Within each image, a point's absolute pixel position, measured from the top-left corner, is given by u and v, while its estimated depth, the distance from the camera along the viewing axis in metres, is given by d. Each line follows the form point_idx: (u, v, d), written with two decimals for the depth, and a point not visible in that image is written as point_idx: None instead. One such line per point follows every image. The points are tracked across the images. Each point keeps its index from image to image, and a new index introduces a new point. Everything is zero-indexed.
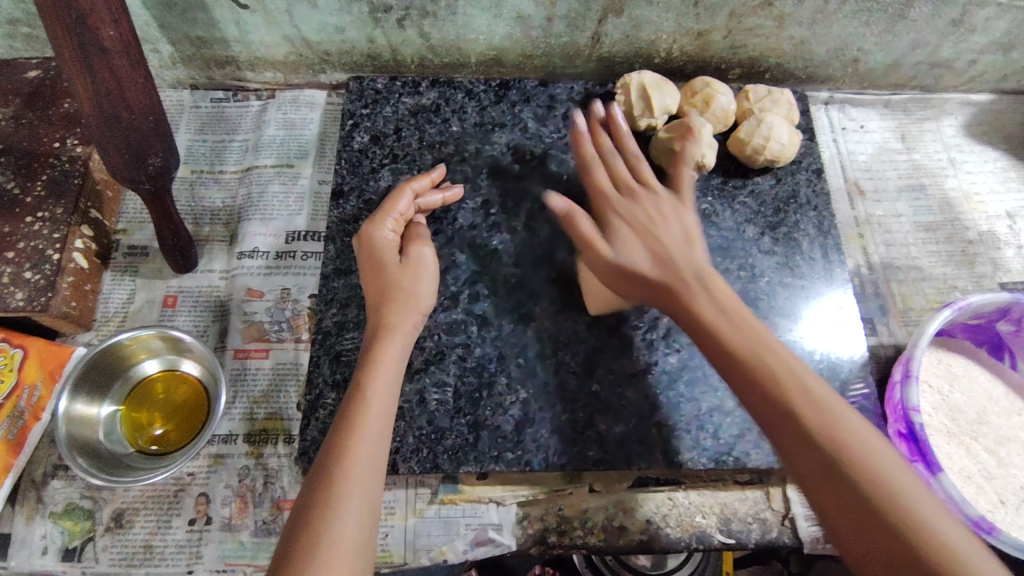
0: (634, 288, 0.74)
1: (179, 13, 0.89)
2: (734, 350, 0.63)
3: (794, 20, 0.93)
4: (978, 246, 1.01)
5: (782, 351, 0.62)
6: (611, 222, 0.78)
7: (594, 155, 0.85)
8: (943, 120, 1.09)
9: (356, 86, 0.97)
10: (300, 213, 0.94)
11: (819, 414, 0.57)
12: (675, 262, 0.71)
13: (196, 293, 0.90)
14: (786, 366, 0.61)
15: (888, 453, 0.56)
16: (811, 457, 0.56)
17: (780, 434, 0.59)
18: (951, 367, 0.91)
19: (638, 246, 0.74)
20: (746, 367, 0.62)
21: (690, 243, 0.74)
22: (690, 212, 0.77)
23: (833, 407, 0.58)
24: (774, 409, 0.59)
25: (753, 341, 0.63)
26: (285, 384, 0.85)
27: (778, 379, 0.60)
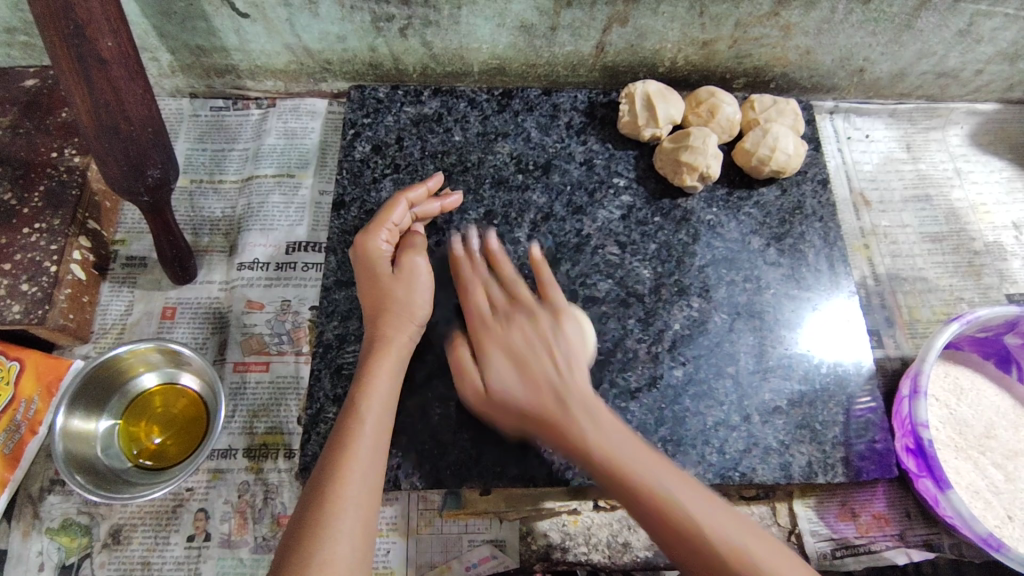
0: (509, 416, 0.75)
1: (179, 22, 0.88)
2: (624, 479, 0.65)
3: (799, 30, 0.92)
4: (984, 257, 1.01)
5: (670, 474, 0.65)
6: (484, 349, 0.77)
7: (471, 272, 0.83)
8: (949, 129, 1.09)
9: (357, 95, 0.96)
10: (301, 223, 0.93)
11: (646, 482, 0.64)
12: (562, 390, 0.72)
13: (195, 304, 0.89)
14: (676, 487, 0.64)
15: (697, 505, 0.63)
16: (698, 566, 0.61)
17: (669, 546, 0.63)
18: (958, 380, 0.90)
19: (500, 361, 0.76)
20: (627, 489, 0.65)
21: (571, 369, 0.74)
22: (554, 330, 0.77)
23: (636, 467, 0.65)
24: (625, 496, 0.65)
25: (649, 468, 0.65)
26: (286, 397, 0.84)
27: (617, 460, 0.66)
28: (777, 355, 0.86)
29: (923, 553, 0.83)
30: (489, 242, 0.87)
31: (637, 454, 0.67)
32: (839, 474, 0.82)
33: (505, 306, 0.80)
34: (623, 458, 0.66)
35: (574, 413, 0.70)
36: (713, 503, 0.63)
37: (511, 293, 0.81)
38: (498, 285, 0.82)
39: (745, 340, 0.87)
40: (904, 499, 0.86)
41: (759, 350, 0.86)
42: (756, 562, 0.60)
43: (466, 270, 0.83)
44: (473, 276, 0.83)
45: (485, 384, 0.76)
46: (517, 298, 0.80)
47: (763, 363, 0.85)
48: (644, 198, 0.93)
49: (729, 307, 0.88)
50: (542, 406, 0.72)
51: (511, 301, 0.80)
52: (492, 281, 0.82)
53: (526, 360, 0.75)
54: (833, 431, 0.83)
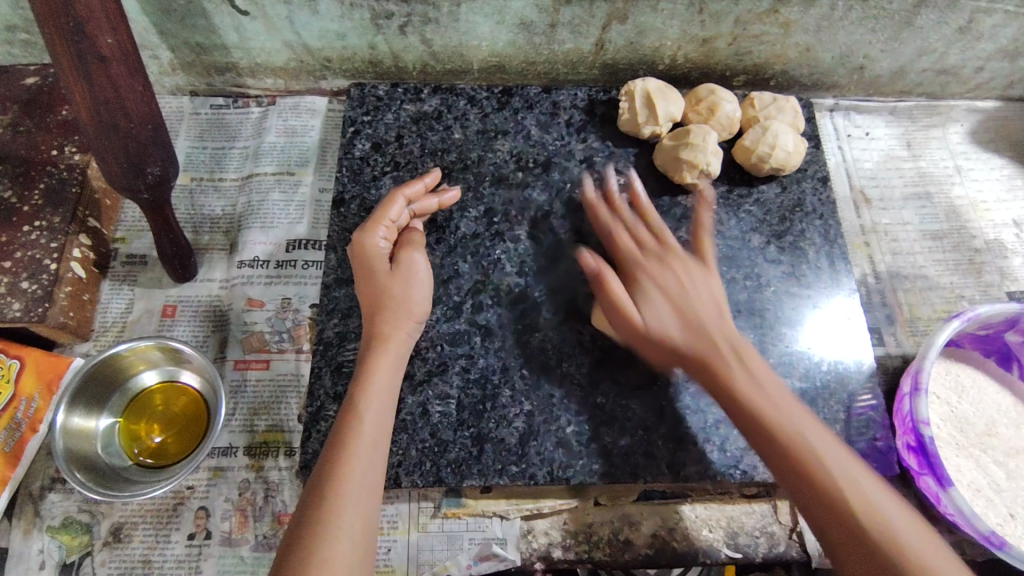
0: (653, 351, 0.76)
1: (179, 19, 0.88)
2: (783, 440, 0.64)
3: (799, 27, 0.92)
4: (984, 254, 1.01)
5: (828, 442, 0.64)
6: (637, 281, 0.80)
7: (624, 220, 0.86)
8: (949, 127, 1.09)
9: (357, 92, 0.96)
10: (301, 221, 0.93)
11: (815, 451, 0.62)
12: (701, 327, 0.74)
13: (196, 302, 0.89)
14: (835, 454, 0.62)
15: (867, 486, 0.60)
16: (857, 545, 0.58)
17: (824, 522, 0.60)
18: (959, 378, 0.90)
19: (658, 303, 0.77)
20: (788, 448, 0.63)
21: (718, 305, 0.77)
22: (712, 276, 0.81)
23: (814, 440, 0.63)
24: (786, 464, 0.63)
25: (807, 432, 0.64)
26: (286, 395, 0.84)
27: (792, 430, 0.64)
28: (778, 352, 0.86)
29: None
30: (629, 185, 0.92)
31: (797, 429, 0.64)
32: None
33: (631, 256, 0.83)
34: (787, 424, 0.65)
35: (738, 374, 0.69)
36: (855, 468, 0.62)
37: (656, 244, 0.83)
38: (649, 231, 0.85)
39: (746, 337, 0.87)
40: (904, 497, 0.86)
41: (759, 348, 0.86)
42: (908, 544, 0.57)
43: (605, 215, 0.88)
44: (605, 215, 0.88)
45: (642, 321, 0.77)
46: (659, 248, 0.83)
47: (764, 361, 0.85)
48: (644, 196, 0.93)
49: (729, 305, 0.88)
50: (705, 364, 0.72)
51: (642, 253, 0.83)
52: (654, 232, 0.84)
53: (688, 305, 0.76)
54: (834, 428, 0.83)
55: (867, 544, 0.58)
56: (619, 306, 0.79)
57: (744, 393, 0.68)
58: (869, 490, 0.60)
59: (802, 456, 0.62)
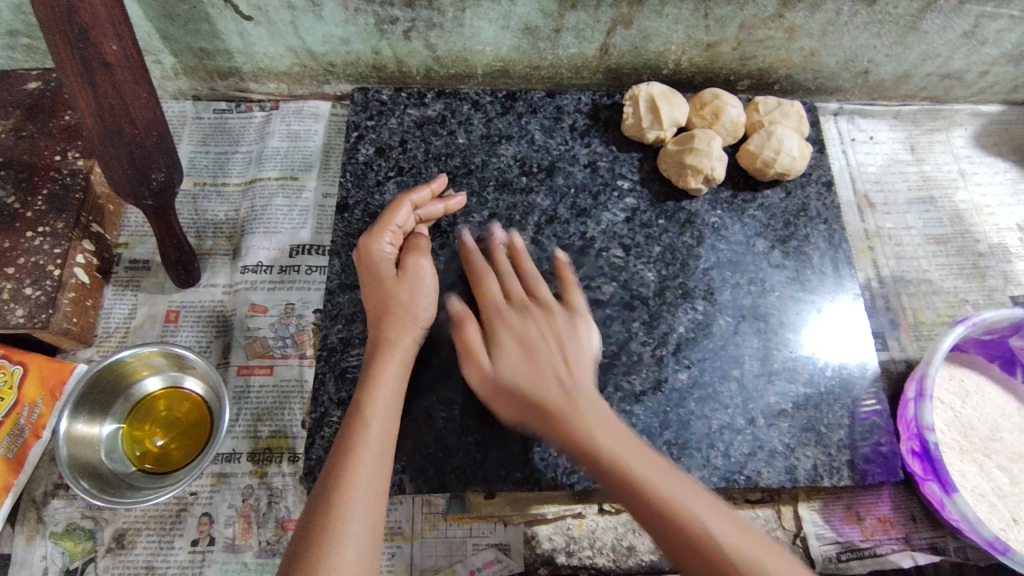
0: (505, 404, 0.75)
1: (183, 24, 0.88)
2: (593, 460, 0.64)
3: (804, 31, 0.92)
4: (988, 259, 1.00)
5: (642, 456, 0.64)
6: (495, 335, 0.77)
7: (483, 266, 0.83)
8: (953, 131, 1.08)
9: (361, 97, 0.96)
10: (304, 226, 0.93)
11: (645, 480, 0.62)
12: (556, 363, 0.73)
13: (199, 307, 0.89)
14: (649, 469, 0.63)
15: (709, 508, 0.60)
16: (671, 549, 0.59)
17: (653, 534, 0.61)
18: (963, 383, 0.90)
19: (513, 351, 0.75)
20: (613, 472, 0.63)
21: (574, 342, 0.76)
22: (584, 334, 0.78)
23: (644, 466, 0.63)
24: (619, 487, 0.62)
25: (618, 445, 0.65)
26: (290, 401, 0.84)
27: (614, 458, 0.64)
28: (782, 358, 0.86)
29: (928, 556, 0.83)
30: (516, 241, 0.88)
31: (628, 448, 0.64)
32: (844, 477, 0.82)
33: (507, 299, 0.80)
34: (614, 453, 0.64)
35: (565, 393, 0.70)
36: (702, 499, 0.61)
37: (525, 293, 0.81)
38: (527, 274, 0.83)
39: (750, 343, 0.86)
40: (909, 502, 0.85)
41: (763, 353, 0.86)
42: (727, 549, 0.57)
43: (479, 260, 0.84)
44: (525, 266, 0.84)
45: (493, 368, 0.75)
46: (538, 293, 0.81)
47: (768, 366, 0.85)
48: (649, 201, 0.93)
49: (734, 310, 0.88)
50: (540, 407, 0.70)
51: (512, 296, 0.80)
52: (523, 288, 0.81)
53: (538, 350, 0.74)
54: (838, 434, 0.83)
55: (682, 544, 0.58)
56: (483, 353, 0.77)
57: (588, 431, 0.66)
58: (684, 498, 0.60)
59: (626, 470, 0.62)
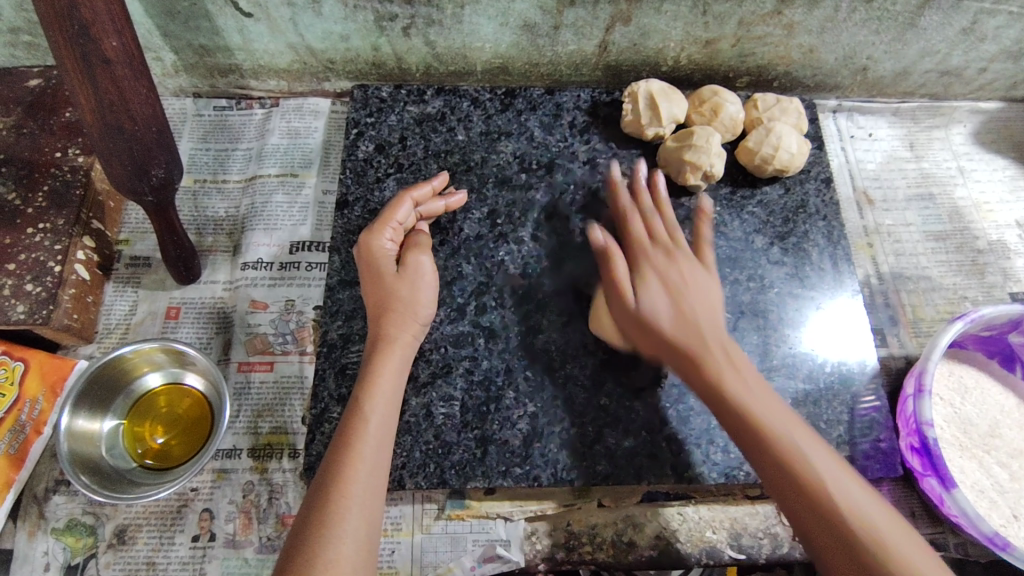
0: (644, 336, 0.76)
1: (183, 21, 0.88)
2: (746, 417, 0.66)
3: (802, 28, 0.92)
4: (987, 255, 1.01)
5: (791, 417, 0.66)
6: (642, 273, 0.79)
7: (630, 207, 0.87)
8: (952, 128, 1.09)
9: (360, 94, 0.96)
10: (304, 223, 0.93)
11: (793, 446, 0.63)
12: (695, 323, 0.73)
13: (199, 304, 0.89)
14: (792, 428, 0.65)
15: (846, 480, 0.62)
16: (810, 514, 0.61)
17: (787, 491, 0.62)
18: (962, 379, 0.90)
19: (656, 291, 0.77)
20: (753, 424, 0.65)
21: (683, 303, 0.75)
22: (712, 280, 0.79)
23: (790, 433, 0.64)
24: (755, 443, 0.65)
25: (767, 406, 0.66)
26: (290, 397, 0.84)
27: (775, 431, 0.65)
28: (781, 354, 0.86)
29: None
30: (658, 180, 0.89)
31: (763, 408, 0.66)
32: None
33: (645, 242, 0.82)
34: (743, 406, 0.67)
35: (717, 363, 0.70)
36: (840, 475, 0.62)
37: (664, 237, 0.82)
38: (658, 224, 0.84)
39: (749, 339, 0.87)
40: (908, 498, 0.86)
41: (763, 349, 0.86)
42: (869, 525, 0.59)
43: (625, 200, 0.88)
44: (643, 199, 0.87)
45: (632, 301, 0.78)
46: (672, 238, 0.82)
47: (767, 362, 0.85)
48: None
49: (733, 306, 0.88)
50: (693, 357, 0.71)
51: (653, 240, 0.82)
52: (662, 250, 0.81)
53: (687, 300, 0.75)
54: (837, 430, 0.83)
55: (824, 517, 0.60)
56: (624, 289, 0.79)
57: (733, 392, 0.68)
58: (824, 458, 0.63)
59: (774, 437, 0.64)
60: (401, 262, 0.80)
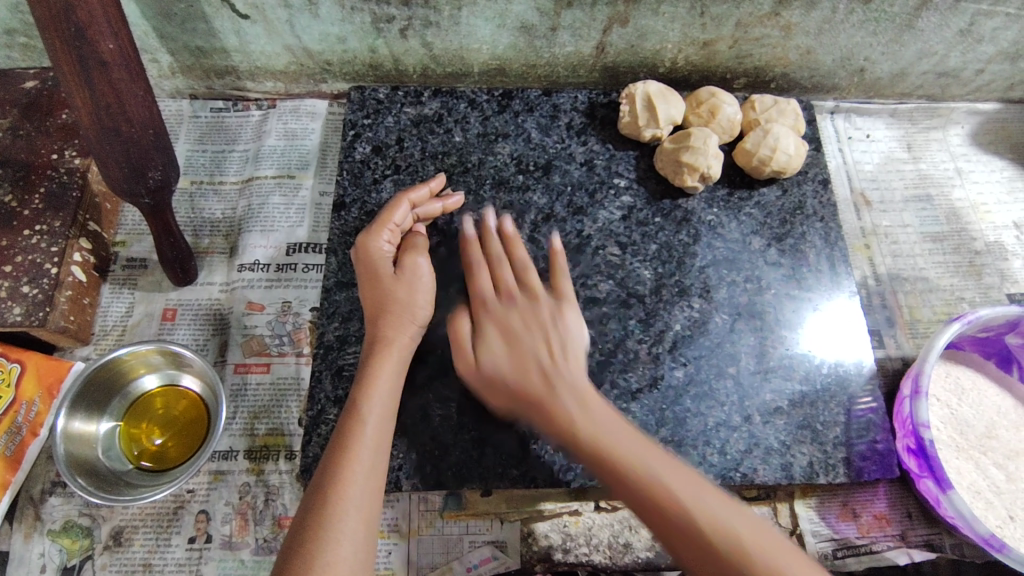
0: (497, 395, 0.76)
1: (180, 23, 0.88)
2: (602, 466, 0.65)
3: (800, 29, 0.92)
4: (985, 256, 1.01)
5: (643, 448, 0.65)
6: (484, 324, 0.78)
7: (472, 241, 0.85)
8: (950, 129, 1.09)
9: (357, 95, 0.96)
10: (301, 225, 0.93)
11: (613, 456, 0.65)
12: (540, 367, 0.74)
13: (196, 306, 0.89)
14: (630, 445, 0.65)
15: (689, 484, 0.62)
16: (683, 548, 0.60)
17: (669, 537, 0.61)
18: (959, 380, 0.90)
19: (496, 337, 0.77)
20: (619, 474, 0.64)
21: (562, 355, 0.75)
22: (566, 316, 0.79)
23: (627, 446, 0.65)
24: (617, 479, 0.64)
25: (620, 448, 0.65)
26: (287, 399, 0.84)
27: (621, 455, 0.65)
28: (778, 355, 0.86)
29: (923, 553, 0.83)
30: (506, 224, 0.87)
31: (626, 443, 0.66)
32: (840, 474, 0.82)
33: (485, 290, 0.80)
34: (608, 444, 0.66)
35: (583, 419, 0.69)
36: (691, 479, 0.63)
37: (502, 282, 0.81)
38: (513, 275, 0.82)
39: (746, 340, 0.87)
40: (905, 499, 0.86)
41: (760, 351, 0.86)
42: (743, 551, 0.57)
43: (477, 255, 0.84)
44: (494, 246, 0.85)
45: (480, 364, 0.77)
46: (509, 285, 0.81)
47: (764, 364, 0.85)
48: (645, 198, 0.93)
49: (730, 308, 0.88)
50: (552, 426, 0.71)
51: (481, 285, 0.81)
52: (517, 273, 0.82)
53: (525, 350, 0.75)
54: (834, 431, 0.83)
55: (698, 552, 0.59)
56: (474, 350, 0.78)
57: (581, 425, 0.68)
58: (695, 494, 0.61)
59: (615, 456, 0.65)
60: (398, 264, 0.80)
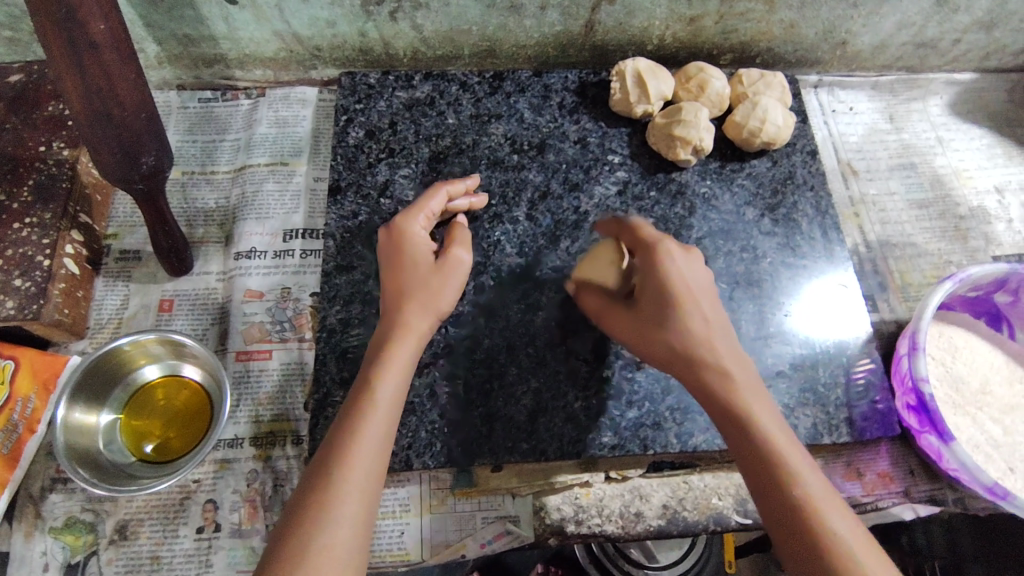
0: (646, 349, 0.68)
1: (167, 10, 0.87)
2: (731, 408, 0.60)
3: (783, 3, 0.93)
4: (969, 221, 1.03)
5: (817, 480, 0.56)
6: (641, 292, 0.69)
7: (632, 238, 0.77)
8: (929, 100, 1.11)
9: (348, 81, 0.97)
10: (296, 211, 0.92)
11: (761, 431, 0.58)
12: (689, 330, 0.64)
13: (193, 295, 0.88)
14: (778, 434, 0.58)
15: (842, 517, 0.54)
16: (769, 505, 0.56)
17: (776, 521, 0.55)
18: (952, 340, 0.92)
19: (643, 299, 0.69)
20: (750, 443, 0.58)
21: (711, 305, 0.67)
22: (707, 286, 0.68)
23: (775, 435, 0.58)
24: (745, 449, 0.58)
25: (754, 399, 0.60)
26: (291, 384, 0.82)
27: (769, 447, 0.57)
28: (777, 321, 0.88)
29: (929, 507, 0.84)
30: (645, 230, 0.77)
31: (780, 444, 0.58)
32: (843, 434, 0.83)
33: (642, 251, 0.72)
34: (765, 433, 0.58)
35: (721, 361, 0.63)
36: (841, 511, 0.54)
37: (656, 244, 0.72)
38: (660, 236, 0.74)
39: (745, 308, 0.88)
40: (908, 457, 0.86)
41: (759, 317, 0.88)
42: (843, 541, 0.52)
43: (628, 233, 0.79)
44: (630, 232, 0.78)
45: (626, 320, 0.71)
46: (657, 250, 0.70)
47: (763, 330, 0.87)
48: (639, 174, 0.95)
49: (728, 277, 0.90)
50: (675, 344, 0.65)
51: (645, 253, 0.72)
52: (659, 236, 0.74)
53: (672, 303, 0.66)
54: (836, 393, 0.85)
55: (789, 526, 0.54)
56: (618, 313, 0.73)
57: (735, 398, 0.60)
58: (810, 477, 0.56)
59: (760, 439, 0.58)
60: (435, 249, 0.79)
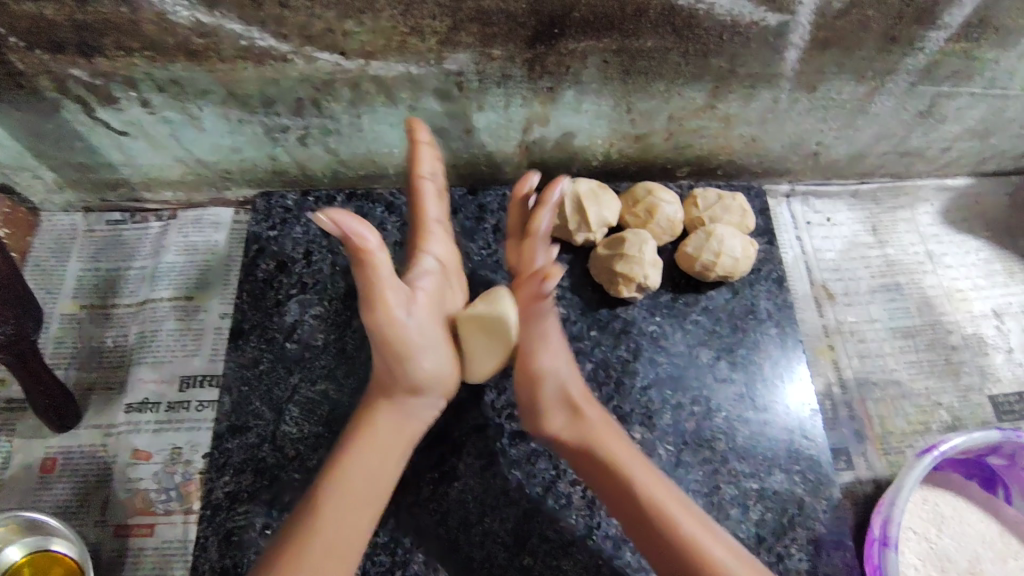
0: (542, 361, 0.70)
1: (53, 142, 0.80)
2: (602, 455, 0.66)
3: (741, 120, 0.83)
4: (962, 352, 0.91)
5: (652, 484, 0.63)
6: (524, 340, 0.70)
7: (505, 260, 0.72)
8: (918, 208, 1.00)
9: (263, 204, 0.88)
10: (198, 354, 0.84)
11: (601, 445, 0.66)
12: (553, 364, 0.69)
13: (78, 454, 0.79)
14: (625, 450, 0.66)
15: (717, 541, 0.59)
16: (644, 529, 0.61)
17: (642, 534, 0.62)
18: (937, 507, 0.80)
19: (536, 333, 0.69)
20: (597, 458, 0.66)
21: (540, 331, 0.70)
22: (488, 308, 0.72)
23: (620, 449, 0.66)
24: (594, 468, 0.66)
25: (612, 439, 0.67)
26: (172, 566, 0.73)
27: (606, 452, 0.66)
28: (731, 491, 0.76)
29: None
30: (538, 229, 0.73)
31: (623, 450, 0.66)
32: None
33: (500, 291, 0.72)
34: (606, 446, 0.66)
35: (587, 407, 0.68)
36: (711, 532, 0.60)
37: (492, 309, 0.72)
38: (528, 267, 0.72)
39: (694, 475, 0.77)
40: None
41: (709, 485, 0.77)
42: None
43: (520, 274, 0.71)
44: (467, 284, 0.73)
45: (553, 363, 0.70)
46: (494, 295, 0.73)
47: (714, 502, 0.76)
48: (580, 309, 0.85)
49: (675, 436, 0.79)
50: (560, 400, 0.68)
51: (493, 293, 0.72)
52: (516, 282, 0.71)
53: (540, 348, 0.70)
54: None
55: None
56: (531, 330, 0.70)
57: (581, 416, 0.68)
58: (660, 487, 0.63)
59: (603, 450, 0.66)
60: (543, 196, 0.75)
